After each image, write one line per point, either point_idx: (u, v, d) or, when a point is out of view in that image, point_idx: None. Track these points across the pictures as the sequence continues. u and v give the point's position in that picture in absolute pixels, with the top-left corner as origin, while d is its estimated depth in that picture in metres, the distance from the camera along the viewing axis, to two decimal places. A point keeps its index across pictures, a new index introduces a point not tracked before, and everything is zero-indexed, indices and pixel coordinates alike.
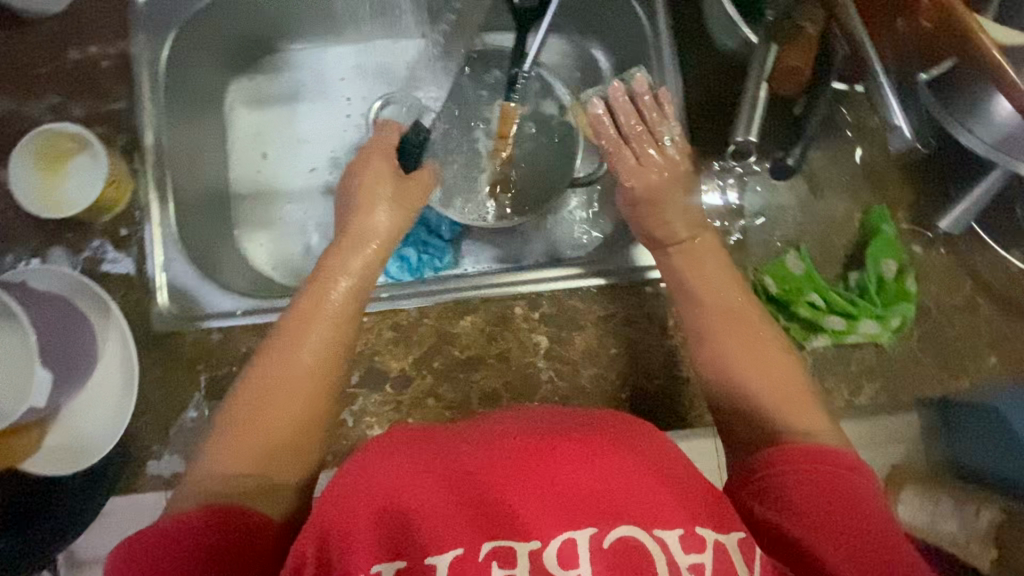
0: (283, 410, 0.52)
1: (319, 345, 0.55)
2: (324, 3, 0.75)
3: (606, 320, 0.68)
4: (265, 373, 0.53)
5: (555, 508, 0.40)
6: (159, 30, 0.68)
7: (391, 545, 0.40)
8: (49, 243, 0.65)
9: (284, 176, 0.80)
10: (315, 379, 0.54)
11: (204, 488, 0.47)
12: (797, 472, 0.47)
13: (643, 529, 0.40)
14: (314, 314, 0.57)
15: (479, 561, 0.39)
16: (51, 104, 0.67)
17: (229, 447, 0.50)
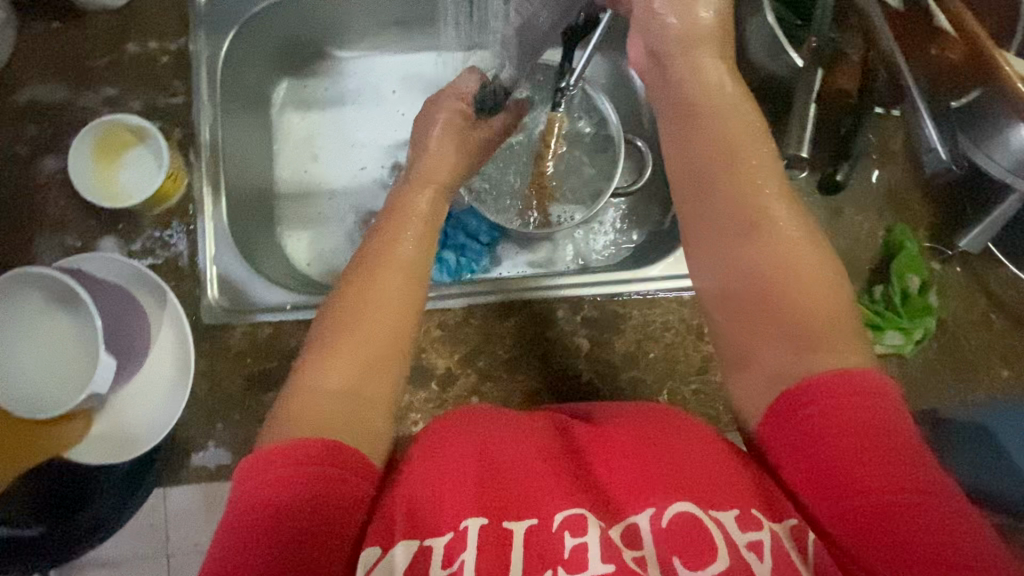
0: (375, 327, 0.49)
1: (400, 279, 0.52)
2: (376, 11, 0.77)
3: (645, 325, 0.71)
4: (356, 285, 0.51)
5: (626, 495, 0.45)
6: (219, 29, 0.70)
7: (478, 505, 0.44)
8: (100, 232, 0.65)
9: (328, 176, 0.81)
10: (399, 312, 0.50)
11: (305, 407, 0.45)
12: (840, 432, 0.41)
13: (701, 508, 0.43)
14: (391, 253, 0.53)
15: (553, 530, 0.43)
16: (107, 95, 0.68)
17: (325, 365, 0.47)
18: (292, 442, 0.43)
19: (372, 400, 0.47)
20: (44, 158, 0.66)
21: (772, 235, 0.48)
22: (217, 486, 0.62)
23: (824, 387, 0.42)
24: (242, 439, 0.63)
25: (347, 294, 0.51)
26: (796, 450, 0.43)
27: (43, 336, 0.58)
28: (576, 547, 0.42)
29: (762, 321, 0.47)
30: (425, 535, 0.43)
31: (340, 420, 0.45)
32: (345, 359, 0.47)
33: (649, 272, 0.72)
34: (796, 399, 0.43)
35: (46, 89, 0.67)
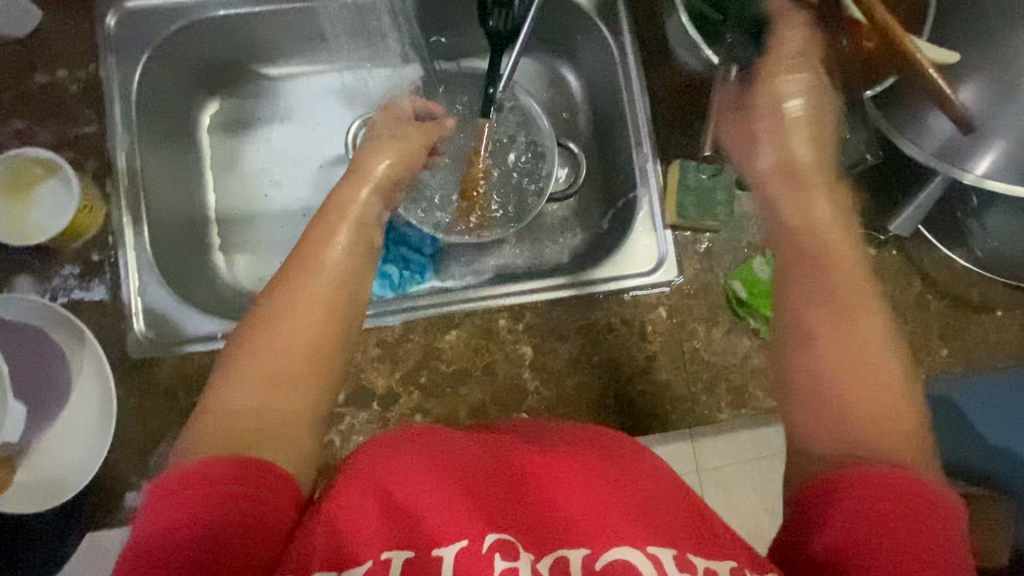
0: (287, 343, 0.47)
1: (322, 292, 0.50)
2: (298, 26, 0.75)
3: (588, 328, 0.70)
4: (278, 298, 0.49)
5: (567, 523, 0.43)
6: (130, 54, 0.68)
7: (400, 533, 0.41)
8: (15, 271, 0.63)
9: (259, 198, 0.79)
10: (316, 322, 0.48)
11: (218, 425, 0.44)
12: (886, 517, 0.38)
13: (638, 548, 0.40)
14: (305, 261, 0.52)
15: (484, 552, 0.40)
16: (15, 130, 0.65)
17: (237, 381, 0.46)
18: (202, 458, 0.42)
19: (286, 411, 0.45)
20: None
21: (846, 306, 0.47)
22: None
23: (871, 478, 0.40)
24: None
25: (263, 309, 0.48)
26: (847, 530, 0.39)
27: None
28: (509, 570, 0.39)
29: (819, 395, 0.46)
30: (342, 565, 0.39)
31: (252, 437, 0.44)
32: (256, 369, 0.46)
33: (592, 275, 0.72)
34: (841, 483, 0.41)
35: None
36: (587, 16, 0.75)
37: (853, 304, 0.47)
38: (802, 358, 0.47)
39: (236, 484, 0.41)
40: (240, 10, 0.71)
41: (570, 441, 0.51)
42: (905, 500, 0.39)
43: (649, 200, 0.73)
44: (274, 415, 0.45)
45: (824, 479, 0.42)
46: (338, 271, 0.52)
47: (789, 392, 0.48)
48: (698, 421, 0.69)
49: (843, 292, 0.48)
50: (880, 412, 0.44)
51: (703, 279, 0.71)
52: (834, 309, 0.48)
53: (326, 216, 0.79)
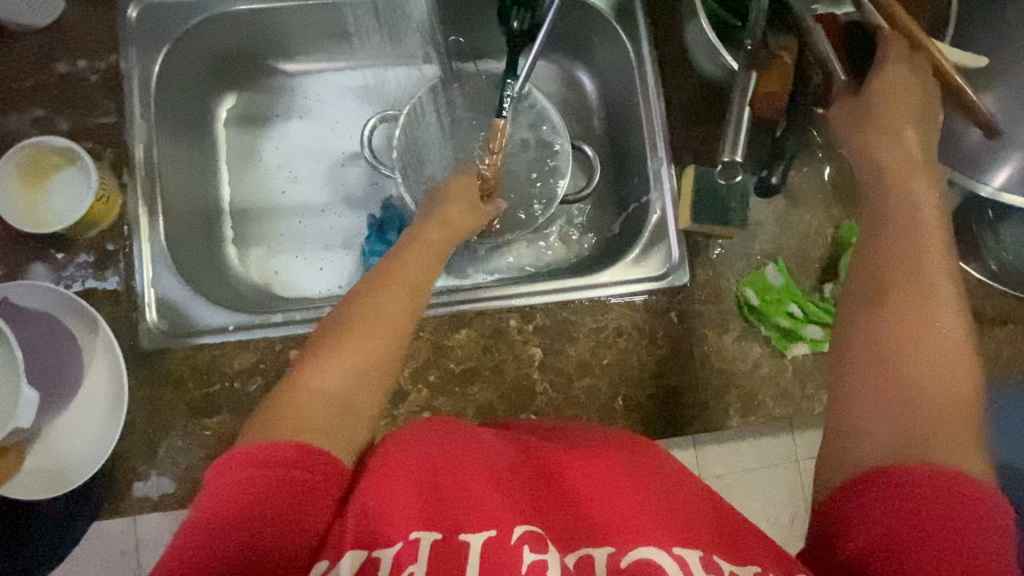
0: (373, 340, 0.49)
1: (404, 298, 0.53)
2: (317, 22, 0.75)
3: (598, 331, 0.70)
4: (371, 296, 0.52)
5: (592, 518, 0.44)
6: (150, 46, 0.68)
7: (431, 518, 0.42)
8: (30, 258, 0.63)
9: (272, 192, 0.80)
10: (401, 326, 0.51)
11: (295, 406, 0.45)
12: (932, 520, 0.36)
13: (662, 548, 0.41)
14: (401, 273, 0.55)
15: (511, 543, 0.41)
16: (35, 117, 0.66)
17: (322, 367, 0.47)
18: (281, 440, 0.42)
19: (360, 410, 0.47)
20: None
21: (918, 308, 0.43)
22: None
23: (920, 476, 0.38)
24: (185, 467, 0.60)
25: (358, 309, 0.51)
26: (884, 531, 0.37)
27: None
28: (535, 562, 0.40)
29: (886, 397, 0.41)
30: (372, 545, 0.40)
31: (326, 426, 0.45)
32: (349, 363, 0.47)
33: (602, 279, 0.72)
34: (895, 478, 0.38)
35: None
36: (605, 19, 0.75)
37: (929, 307, 0.44)
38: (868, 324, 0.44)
39: (300, 470, 0.42)
40: (261, 5, 0.71)
41: (610, 442, 0.51)
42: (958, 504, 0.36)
43: (661, 205, 0.73)
44: (351, 410, 0.46)
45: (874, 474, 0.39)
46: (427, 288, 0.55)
47: (853, 396, 0.43)
48: (707, 427, 0.68)
49: (921, 293, 0.44)
50: (955, 426, 0.39)
51: (716, 284, 0.71)
52: (904, 309, 0.44)
53: (341, 213, 0.79)
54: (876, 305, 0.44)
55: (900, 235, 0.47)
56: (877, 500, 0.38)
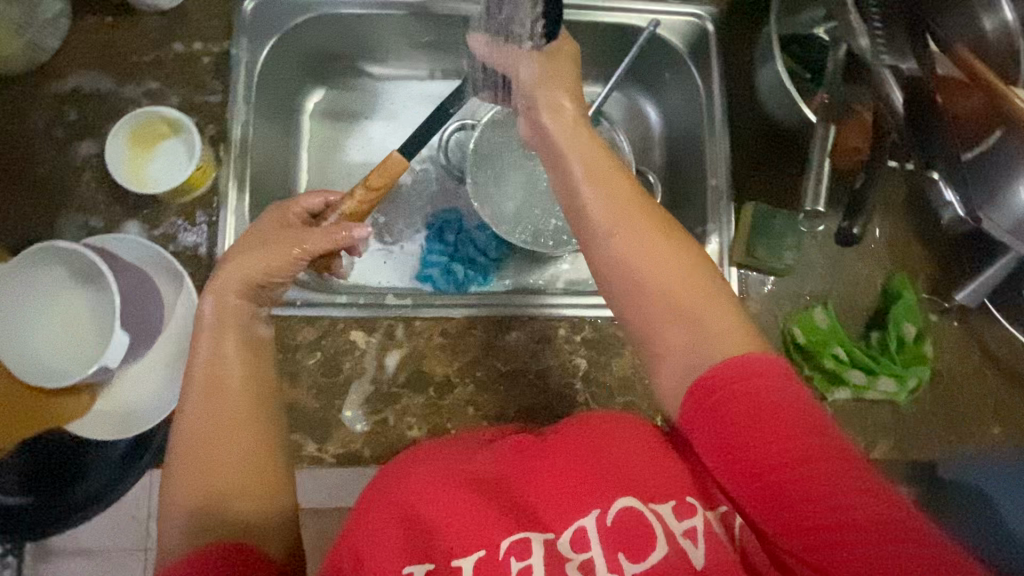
0: (229, 440, 0.49)
1: (237, 383, 0.52)
2: (409, 32, 0.81)
3: (643, 350, 0.72)
4: (202, 397, 0.51)
5: (559, 503, 0.46)
6: (259, 36, 0.74)
7: (415, 549, 0.45)
8: (126, 215, 0.68)
9: (344, 182, 0.84)
10: (250, 413, 0.51)
11: (183, 537, 0.46)
12: (735, 414, 0.43)
13: (641, 500, 0.45)
14: (217, 354, 0.53)
15: (499, 558, 0.44)
16: (148, 89, 0.71)
17: (187, 489, 0.48)
18: (185, 556, 0.45)
19: (250, 495, 0.48)
20: (81, 142, 0.69)
21: (669, 258, 0.50)
22: None
23: (720, 382, 0.45)
24: None
25: (201, 413, 0.50)
26: (707, 440, 0.45)
27: (64, 309, 0.60)
28: (522, 568, 0.43)
29: (663, 326, 0.49)
30: None
31: (227, 520, 0.47)
32: (202, 469, 0.48)
33: None
34: (704, 397, 0.45)
35: (90, 78, 0.71)
36: (680, 56, 0.79)
37: (638, 227, 0.52)
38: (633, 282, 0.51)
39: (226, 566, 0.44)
40: (362, 10, 0.76)
41: (561, 431, 0.53)
42: (748, 388, 0.44)
43: (720, 235, 0.74)
44: (233, 507, 0.48)
45: (695, 400, 0.45)
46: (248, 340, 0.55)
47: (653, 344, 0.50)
48: None
49: (646, 235, 0.51)
50: (710, 309, 0.49)
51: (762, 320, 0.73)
52: (653, 257, 0.51)
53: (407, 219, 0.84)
54: (630, 263, 0.51)
55: (579, 202, 0.54)
56: (698, 417, 0.45)
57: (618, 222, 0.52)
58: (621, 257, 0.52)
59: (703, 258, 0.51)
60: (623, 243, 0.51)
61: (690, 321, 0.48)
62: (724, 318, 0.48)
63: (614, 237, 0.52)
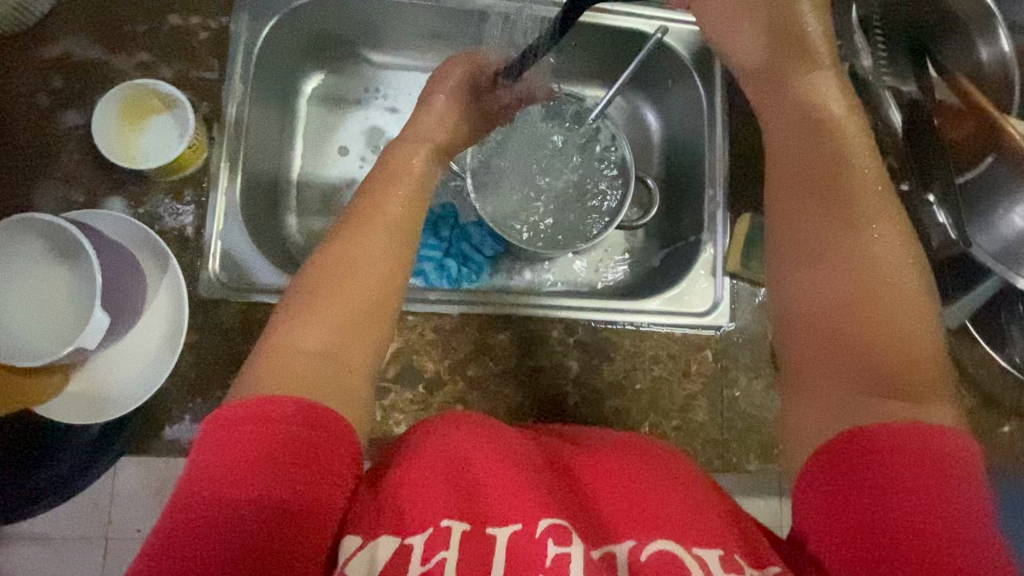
0: (362, 286, 0.48)
1: (383, 239, 0.51)
2: (415, 22, 0.79)
3: (634, 354, 0.72)
4: (347, 240, 0.51)
5: (613, 517, 0.45)
6: (261, 14, 0.72)
7: (459, 508, 0.44)
8: (110, 190, 0.65)
9: (338, 171, 0.83)
10: (385, 266, 0.50)
11: (287, 362, 0.44)
12: (891, 486, 0.39)
13: (683, 545, 0.43)
14: (379, 209, 0.54)
15: (536, 537, 0.43)
16: (140, 61, 0.69)
17: (309, 320, 0.46)
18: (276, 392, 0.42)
19: (351, 362, 0.46)
20: (65, 111, 0.66)
21: (895, 297, 0.44)
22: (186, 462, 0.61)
23: (885, 439, 0.40)
24: None
25: (338, 251, 0.50)
26: (838, 507, 0.40)
27: (40, 285, 0.58)
28: (559, 555, 0.42)
29: (857, 367, 0.43)
30: (406, 531, 0.43)
31: (318, 377, 0.44)
32: (332, 303, 0.47)
33: (646, 307, 0.74)
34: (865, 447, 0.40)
35: (79, 46, 0.68)
36: (684, 64, 0.79)
37: (877, 254, 0.45)
38: (835, 309, 0.45)
39: (300, 428, 0.41)
40: None
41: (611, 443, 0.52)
42: (915, 463, 0.39)
43: (714, 245, 0.76)
44: (344, 353, 0.46)
45: (853, 436, 0.41)
46: (402, 225, 0.53)
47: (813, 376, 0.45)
48: (725, 469, 0.69)
49: (888, 260, 0.45)
50: (918, 376, 0.42)
51: (752, 331, 0.73)
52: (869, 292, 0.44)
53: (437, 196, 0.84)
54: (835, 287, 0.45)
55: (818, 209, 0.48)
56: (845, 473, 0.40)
57: (849, 227, 0.46)
58: (836, 276, 0.46)
59: (930, 329, 0.44)
60: (830, 258, 0.46)
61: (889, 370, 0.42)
62: (932, 403, 0.42)
63: (826, 234, 0.47)
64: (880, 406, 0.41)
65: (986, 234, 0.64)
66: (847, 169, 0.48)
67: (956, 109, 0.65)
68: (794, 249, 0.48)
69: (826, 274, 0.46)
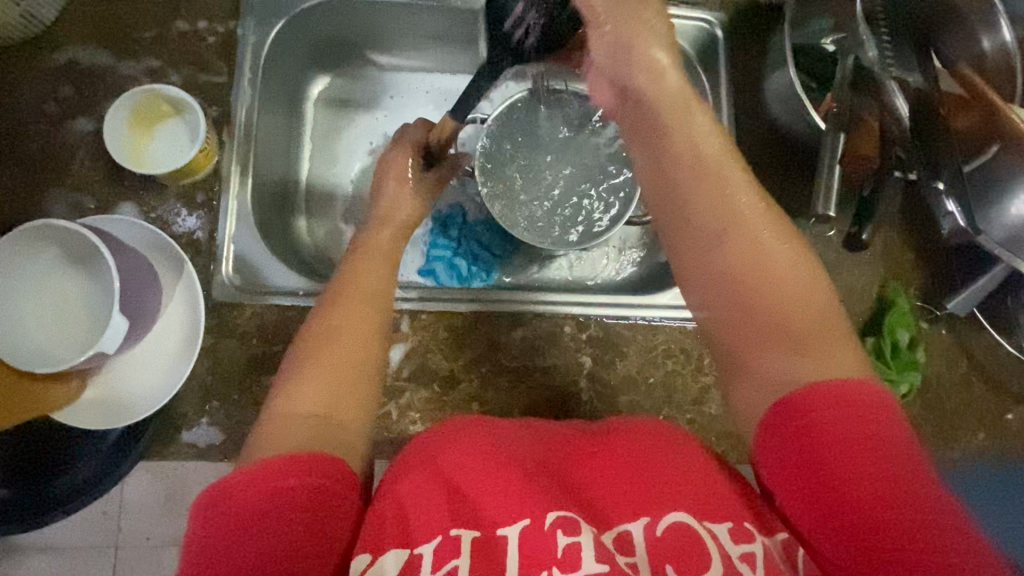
0: (348, 352, 0.50)
1: (364, 309, 0.54)
2: (422, 23, 0.79)
3: (647, 349, 0.72)
4: (329, 312, 0.53)
5: (619, 505, 0.45)
6: (267, 18, 0.72)
7: (461, 514, 0.44)
8: (122, 196, 0.65)
9: (348, 174, 0.83)
10: (367, 330, 0.53)
11: (286, 428, 0.45)
12: (828, 436, 0.41)
13: (695, 517, 0.43)
14: (362, 283, 0.57)
15: (545, 528, 0.43)
16: (148, 67, 0.69)
17: (303, 387, 0.48)
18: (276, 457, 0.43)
19: (342, 419, 0.47)
20: (76, 118, 0.66)
21: (779, 262, 0.46)
22: (204, 465, 0.61)
23: (819, 397, 0.41)
24: (237, 421, 0.61)
25: (323, 324, 0.52)
26: (788, 462, 0.42)
27: (56, 292, 0.58)
28: (570, 544, 0.42)
29: (769, 344, 0.44)
30: (414, 541, 0.43)
31: (316, 440, 0.45)
32: (321, 371, 0.48)
33: (658, 301, 0.74)
34: (799, 405, 0.42)
35: (88, 53, 0.68)
36: (688, 60, 0.80)
37: (760, 231, 0.47)
38: (738, 301, 0.46)
39: (295, 481, 0.41)
40: None
41: (613, 429, 0.52)
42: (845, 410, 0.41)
43: None
44: (339, 416, 0.47)
45: (782, 403, 0.43)
46: (380, 295, 0.56)
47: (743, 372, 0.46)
48: (740, 460, 0.69)
49: (762, 232, 0.47)
50: (823, 336, 0.44)
51: None
52: (756, 270, 0.46)
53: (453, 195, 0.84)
54: (738, 275, 0.46)
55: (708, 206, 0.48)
56: (788, 432, 0.42)
57: (730, 215, 0.47)
58: (729, 265, 0.47)
59: (818, 278, 0.46)
60: (726, 250, 0.47)
61: (799, 336, 0.44)
62: (836, 353, 0.43)
63: (711, 225, 0.48)
64: (797, 377, 0.43)
65: (995, 221, 0.64)
66: (709, 156, 0.49)
67: (960, 99, 0.66)
68: (692, 258, 0.49)
69: (721, 274, 0.47)
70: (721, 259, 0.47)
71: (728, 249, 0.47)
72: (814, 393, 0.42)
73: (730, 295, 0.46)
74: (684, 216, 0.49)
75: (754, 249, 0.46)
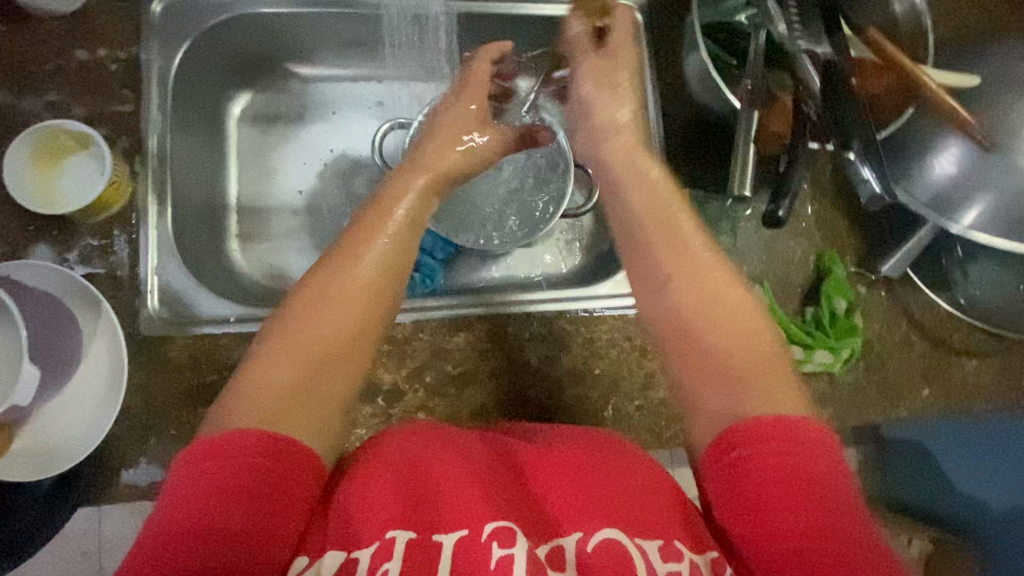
0: (339, 320, 0.46)
1: (369, 273, 0.48)
2: (337, 31, 0.78)
3: (591, 341, 0.72)
4: (328, 272, 0.48)
5: (562, 512, 0.45)
6: (171, 39, 0.70)
7: (408, 517, 0.44)
8: (34, 238, 0.63)
9: (278, 190, 0.81)
10: (367, 299, 0.48)
11: (258, 399, 0.43)
12: (767, 473, 0.41)
13: (627, 534, 0.43)
14: (368, 243, 0.50)
15: (482, 540, 0.42)
16: (51, 101, 0.66)
17: (281, 353, 0.44)
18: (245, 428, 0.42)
19: (322, 395, 0.45)
20: None
21: (737, 304, 0.47)
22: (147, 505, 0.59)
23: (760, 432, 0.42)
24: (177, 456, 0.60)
25: (321, 282, 0.47)
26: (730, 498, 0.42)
27: None
28: (503, 557, 0.41)
29: (718, 371, 0.45)
30: (353, 544, 0.42)
31: (288, 414, 0.43)
32: (305, 337, 0.45)
33: (597, 290, 0.74)
34: (734, 442, 0.42)
35: None
36: None
37: (720, 269, 0.49)
38: (690, 326, 0.47)
39: (263, 460, 0.41)
40: (282, 9, 0.73)
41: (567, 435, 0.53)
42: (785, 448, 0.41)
43: None
44: (317, 388, 0.44)
45: (726, 434, 0.43)
46: (389, 261, 0.50)
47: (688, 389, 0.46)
48: None
49: (719, 272, 0.49)
50: (772, 375, 0.45)
51: None
52: (717, 300, 0.47)
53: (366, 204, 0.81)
54: (694, 307, 0.47)
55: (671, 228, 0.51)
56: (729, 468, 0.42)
57: (694, 249, 0.50)
58: (686, 297, 0.48)
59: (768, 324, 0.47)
60: (691, 277, 0.48)
61: (743, 369, 0.45)
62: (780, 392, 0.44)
63: (676, 252, 0.50)
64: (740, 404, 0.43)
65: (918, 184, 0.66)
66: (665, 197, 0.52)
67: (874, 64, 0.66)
68: (645, 283, 0.50)
69: (681, 307, 0.48)
70: (675, 287, 0.48)
71: (678, 276, 0.49)
72: (749, 429, 0.42)
73: (677, 320, 0.48)
74: (642, 243, 0.52)
75: (713, 284, 0.48)
